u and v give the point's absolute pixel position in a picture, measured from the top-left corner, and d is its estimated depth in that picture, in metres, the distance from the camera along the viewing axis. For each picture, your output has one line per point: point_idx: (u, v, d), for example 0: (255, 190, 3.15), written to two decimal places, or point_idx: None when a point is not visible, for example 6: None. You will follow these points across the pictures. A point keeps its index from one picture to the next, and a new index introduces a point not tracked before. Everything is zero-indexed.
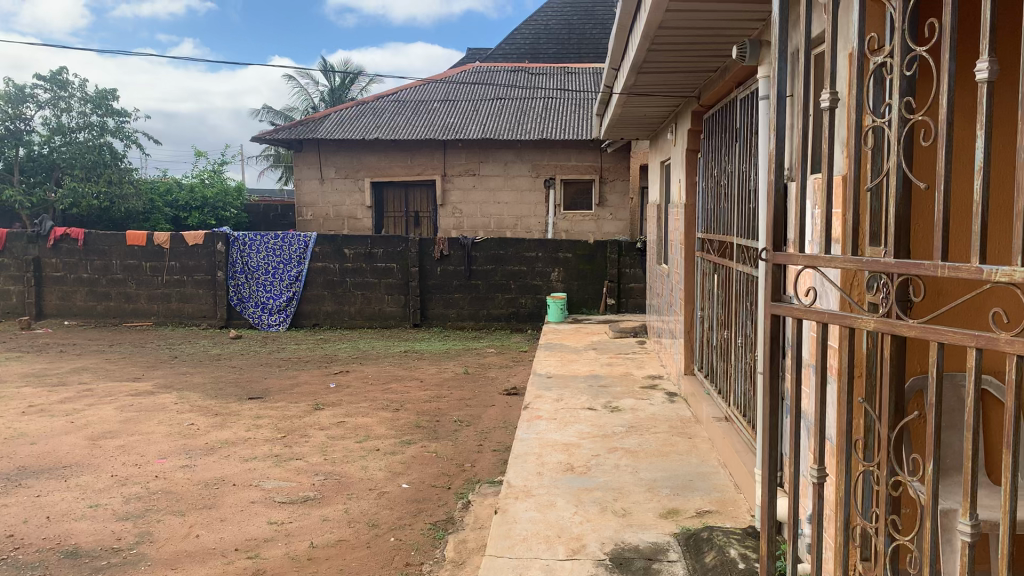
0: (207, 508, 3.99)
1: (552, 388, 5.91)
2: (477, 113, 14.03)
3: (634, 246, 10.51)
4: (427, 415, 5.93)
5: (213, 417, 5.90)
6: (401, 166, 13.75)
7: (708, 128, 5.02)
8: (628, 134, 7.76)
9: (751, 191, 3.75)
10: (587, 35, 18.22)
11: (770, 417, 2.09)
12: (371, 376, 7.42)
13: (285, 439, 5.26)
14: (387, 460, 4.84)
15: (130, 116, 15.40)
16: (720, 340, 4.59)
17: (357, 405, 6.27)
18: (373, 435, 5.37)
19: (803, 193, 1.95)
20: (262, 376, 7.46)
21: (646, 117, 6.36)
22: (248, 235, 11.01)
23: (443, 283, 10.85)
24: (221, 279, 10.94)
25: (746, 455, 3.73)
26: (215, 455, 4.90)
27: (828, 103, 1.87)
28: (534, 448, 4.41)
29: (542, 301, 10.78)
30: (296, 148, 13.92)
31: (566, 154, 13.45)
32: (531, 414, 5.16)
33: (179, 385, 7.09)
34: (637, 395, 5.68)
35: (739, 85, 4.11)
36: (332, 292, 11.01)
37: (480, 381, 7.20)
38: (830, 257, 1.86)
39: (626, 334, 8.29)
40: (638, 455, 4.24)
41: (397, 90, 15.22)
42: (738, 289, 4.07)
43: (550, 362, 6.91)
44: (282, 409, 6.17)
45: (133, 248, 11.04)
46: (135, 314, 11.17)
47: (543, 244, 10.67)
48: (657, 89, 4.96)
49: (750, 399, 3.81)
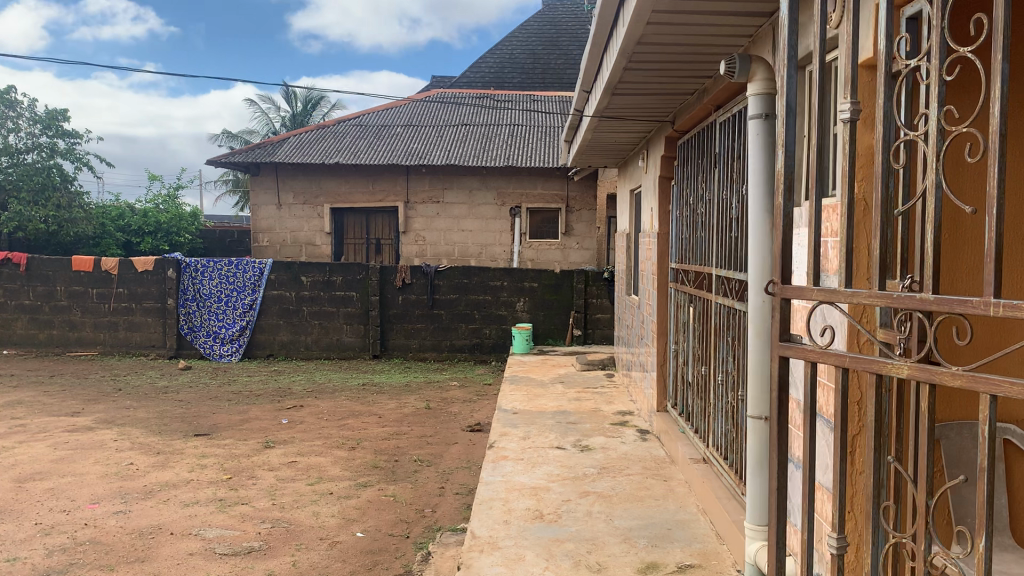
0: (139, 562, 3.61)
1: (519, 425, 5.61)
2: (441, 139, 13.81)
3: (601, 275, 10.29)
4: (385, 454, 5.59)
5: (154, 457, 5.49)
6: (362, 192, 13.44)
7: (682, 154, 4.82)
8: (596, 161, 7.57)
9: (733, 217, 3.54)
10: (551, 64, 18.18)
11: (777, 473, 1.82)
12: (326, 411, 7.05)
13: (231, 482, 4.88)
14: (340, 505, 4.49)
15: (81, 137, 14.93)
16: (697, 378, 4.35)
17: (310, 443, 5.91)
18: (326, 477, 5.02)
19: (817, 219, 1.71)
20: (211, 411, 7.05)
21: (618, 143, 6.17)
22: (201, 262, 10.60)
23: (404, 313, 10.54)
24: (172, 306, 10.49)
25: (726, 500, 3.48)
26: (153, 499, 4.51)
27: (847, 115, 1.64)
28: (499, 493, 4.11)
29: (506, 331, 10.49)
30: (253, 172, 13.53)
31: (532, 181, 13.26)
32: (496, 454, 4.86)
33: (121, 420, 6.66)
34: (607, 433, 5.40)
35: (718, 108, 3.92)
36: (288, 321, 10.61)
37: (442, 416, 6.88)
38: (851, 292, 1.61)
39: (593, 367, 8.04)
40: (612, 501, 3.95)
41: (358, 115, 14.95)
42: (717, 322, 3.84)
43: (515, 397, 6.61)
44: (229, 447, 5.79)
45: (79, 274, 10.57)
46: (79, 343, 10.66)
47: (508, 273, 10.40)
48: (631, 113, 4.76)
49: (733, 440, 3.56)
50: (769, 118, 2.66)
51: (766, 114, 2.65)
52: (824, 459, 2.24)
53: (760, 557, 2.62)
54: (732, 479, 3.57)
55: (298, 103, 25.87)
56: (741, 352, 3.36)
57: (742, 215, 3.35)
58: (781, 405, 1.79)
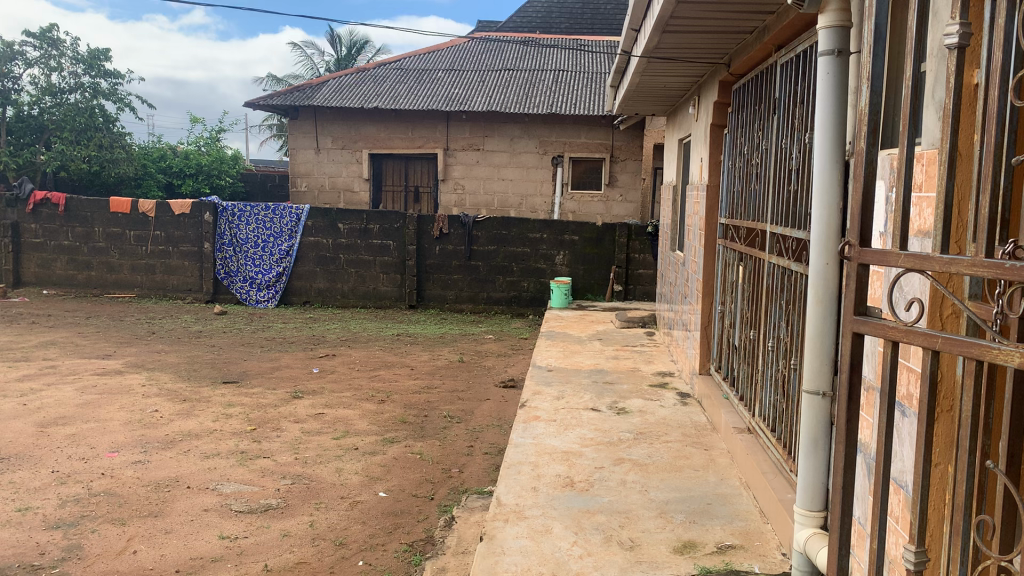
0: (152, 517, 3.48)
1: (553, 383, 5.38)
2: (484, 84, 13.45)
3: (644, 230, 9.94)
4: (414, 408, 5.41)
5: (180, 404, 5.39)
6: (401, 137, 13.16)
7: (736, 101, 4.49)
8: (643, 109, 7.20)
9: (792, 168, 3.23)
10: (600, 10, 17.55)
11: (843, 470, 1.55)
12: (358, 362, 6.91)
13: (255, 433, 4.74)
14: (364, 462, 4.32)
15: (123, 78, 14.85)
16: (745, 341, 4.06)
17: (338, 394, 5.76)
18: (353, 431, 4.85)
19: (908, 169, 1.40)
20: (241, 358, 6.95)
21: (667, 88, 5.81)
22: (237, 206, 10.48)
23: (441, 263, 10.33)
24: (208, 251, 10.42)
25: (771, 475, 3.22)
26: (173, 449, 4.39)
27: (955, 39, 1.30)
28: (529, 457, 3.89)
29: (545, 285, 10.24)
30: (291, 115, 13.33)
31: (577, 130, 12.87)
32: (527, 414, 4.64)
33: (151, 365, 6.58)
34: (645, 395, 5.14)
35: (780, 48, 3.60)
36: (324, 269, 10.48)
37: (476, 370, 6.69)
38: (950, 258, 1.32)
39: (633, 324, 7.76)
40: (648, 470, 3.72)
41: (400, 58, 14.62)
42: (770, 284, 3.55)
43: (551, 353, 6.39)
44: (256, 395, 5.66)
45: (117, 216, 10.53)
46: (117, 286, 10.66)
47: (548, 225, 10.11)
48: (683, 54, 4.43)
49: (782, 412, 3.29)
50: (842, 54, 2.34)
51: (838, 50, 2.34)
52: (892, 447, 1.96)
53: (810, 546, 2.37)
54: (779, 453, 3.31)
55: (343, 47, 25.56)
56: (796, 319, 3.08)
57: (804, 166, 3.04)
58: (852, 390, 1.53)
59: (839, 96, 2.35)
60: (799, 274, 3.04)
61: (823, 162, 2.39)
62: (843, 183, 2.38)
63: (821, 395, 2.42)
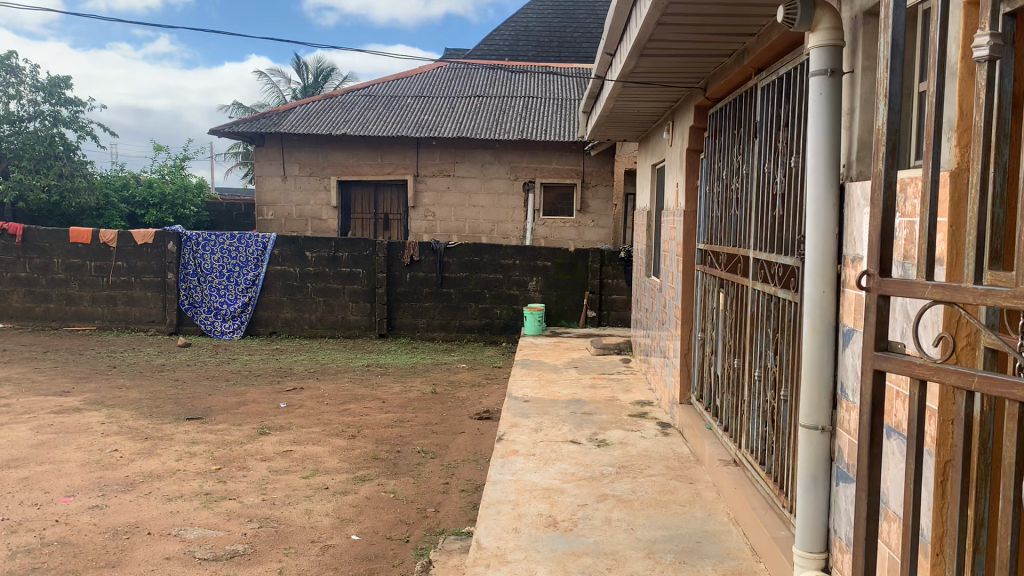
0: (110, 567, 3.27)
1: (530, 415, 5.23)
2: (453, 110, 13.38)
3: (617, 255, 9.87)
4: (387, 443, 5.23)
5: (141, 442, 5.16)
6: (370, 164, 13.03)
7: (713, 124, 4.43)
8: (615, 134, 7.14)
9: (776, 192, 3.15)
10: (567, 37, 17.63)
11: (866, 524, 1.44)
12: (327, 394, 6.70)
13: (220, 473, 4.53)
14: (335, 502, 4.13)
15: (84, 106, 14.58)
16: (728, 370, 3.96)
17: (307, 429, 5.56)
18: (323, 469, 4.67)
19: (932, 191, 1.32)
20: (206, 392, 6.71)
21: (640, 113, 5.75)
22: (202, 235, 10.25)
23: (412, 291, 10.16)
24: (172, 281, 10.16)
25: (761, 511, 3.09)
26: (133, 491, 4.17)
27: (985, 51, 1.24)
28: (509, 494, 3.73)
29: (518, 311, 10.11)
30: (257, 143, 13.14)
31: (547, 156, 12.84)
32: (505, 449, 4.49)
33: (111, 401, 6.32)
34: (625, 426, 5.02)
35: (760, 71, 3.54)
36: (291, 298, 10.26)
37: (450, 401, 6.52)
38: (985, 290, 1.23)
39: (609, 351, 7.64)
40: (633, 506, 3.58)
41: (368, 84, 14.51)
42: (755, 312, 3.46)
43: (527, 383, 6.24)
44: (222, 432, 5.44)
45: (76, 246, 10.24)
46: (77, 318, 10.35)
47: (521, 251, 10.01)
48: (659, 78, 4.36)
49: (772, 444, 3.18)
50: (834, 74, 2.26)
51: (830, 70, 2.25)
52: (897, 486, 1.84)
53: None
54: (769, 487, 3.19)
55: (310, 75, 25.50)
56: (785, 348, 2.99)
57: (789, 191, 2.96)
58: (874, 434, 1.43)
59: (832, 117, 2.26)
60: (788, 301, 2.96)
61: (816, 185, 2.29)
62: (838, 208, 2.29)
63: (820, 430, 2.32)
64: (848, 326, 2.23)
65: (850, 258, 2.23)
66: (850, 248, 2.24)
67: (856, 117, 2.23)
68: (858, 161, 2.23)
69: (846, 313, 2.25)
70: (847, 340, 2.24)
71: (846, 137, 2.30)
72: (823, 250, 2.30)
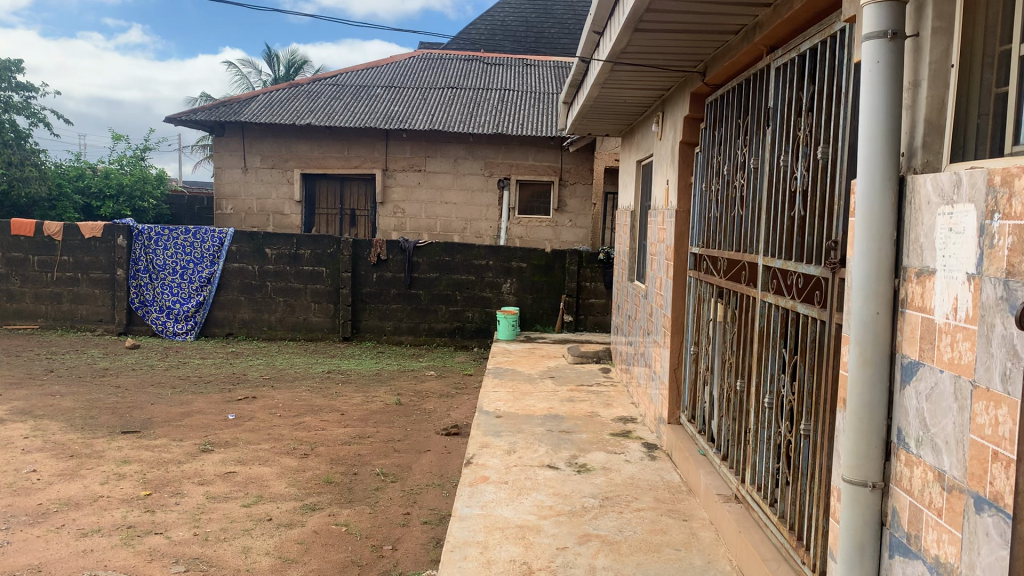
0: None
1: (503, 433, 4.73)
2: (424, 102, 12.84)
3: (595, 257, 9.39)
4: (343, 464, 4.71)
5: (65, 461, 4.59)
6: (336, 157, 12.44)
7: (711, 113, 3.97)
8: (598, 128, 6.65)
9: (795, 189, 2.69)
10: (545, 32, 17.14)
11: None
12: (281, 405, 6.15)
13: (149, 500, 3.98)
14: (277, 538, 3.60)
15: (36, 91, 13.83)
16: (729, 392, 3.48)
17: (256, 447, 5.02)
18: (268, 496, 4.13)
19: None
20: (148, 401, 6.13)
21: (627, 103, 5.25)
22: (154, 229, 9.64)
23: (378, 292, 9.63)
24: (121, 278, 9.54)
25: (773, 563, 2.61)
26: (43, 525, 3.60)
27: None
28: (477, 534, 3.23)
29: (491, 315, 9.61)
30: (217, 132, 12.52)
31: (523, 152, 12.36)
32: (474, 475, 3.99)
33: (40, 411, 5.73)
34: (608, 447, 4.52)
35: (773, 49, 3.07)
36: (249, 298, 9.69)
37: (415, 414, 6.00)
38: None
39: (587, 359, 7.16)
40: (621, 550, 3.09)
41: (335, 74, 13.92)
42: (765, 327, 2.98)
43: (499, 396, 5.72)
44: (159, 450, 4.89)
45: (19, 239, 9.57)
46: (18, 316, 9.70)
47: (494, 252, 9.50)
48: (653, 59, 3.88)
49: (788, 483, 2.72)
50: (896, 37, 1.78)
51: (892, 31, 1.77)
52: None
53: None
54: (783, 536, 2.71)
55: (281, 67, 25.00)
56: (805, 372, 2.54)
57: (816, 186, 2.51)
58: None
59: (894, 90, 1.78)
60: (810, 318, 2.51)
61: (864, 174, 1.82)
62: (898, 206, 1.81)
63: (870, 488, 1.84)
64: (912, 356, 1.75)
65: (914, 272, 1.75)
66: (913, 257, 1.76)
67: (923, 93, 1.76)
68: (924, 147, 1.76)
69: (905, 340, 1.78)
70: (907, 377, 1.76)
71: (908, 118, 1.81)
72: (876, 259, 1.81)
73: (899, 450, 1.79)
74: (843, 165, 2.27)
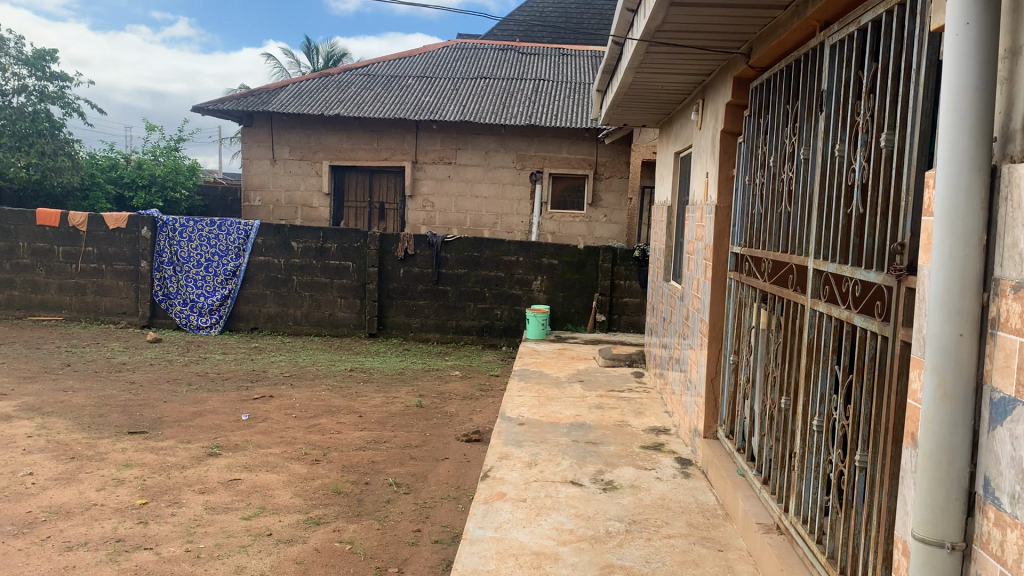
0: None
1: (525, 443, 4.43)
2: (457, 93, 12.56)
3: (630, 254, 9.02)
4: (354, 473, 4.44)
5: (64, 463, 4.38)
6: (365, 148, 12.22)
7: (755, 99, 3.62)
8: (633, 118, 6.29)
9: (853, 182, 2.34)
10: (584, 24, 16.72)
11: None
12: (297, 406, 5.90)
13: (144, 510, 3.74)
14: (275, 556, 3.33)
15: (71, 80, 13.81)
16: (772, 409, 3.13)
17: (265, 451, 4.77)
18: (271, 507, 3.87)
19: None
20: (161, 399, 5.92)
21: (663, 90, 4.90)
22: (179, 221, 9.49)
23: (405, 287, 9.37)
24: (145, 270, 9.41)
25: None
26: (27, 536, 3.38)
27: None
28: (486, 562, 2.92)
29: (520, 313, 9.30)
30: (245, 122, 12.36)
31: (557, 144, 12.00)
32: (490, 491, 3.68)
33: (50, 407, 5.56)
34: (638, 462, 4.18)
35: (826, 26, 2.72)
36: (274, 291, 9.49)
37: (436, 418, 5.71)
38: None
39: (619, 362, 6.82)
40: None
41: (367, 64, 13.70)
42: (815, 340, 2.62)
43: (523, 400, 5.41)
44: (164, 452, 4.66)
45: (44, 230, 9.49)
46: (43, 307, 9.63)
47: (525, 247, 9.18)
48: (691, 39, 3.54)
49: (840, 519, 2.37)
50: None
51: None
52: None
53: None
54: None
55: (319, 60, 24.86)
56: (862, 396, 2.19)
57: (877, 179, 2.16)
58: None
59: (987, 59, 1.43)
60: (869, 332, 2.16)
61: (946, 162, 1.48)
62: (989, 204, 1.46)
63: (947, 550, 1.50)
64: (1004, 391, 1.40)
65: (1011, 286, 1.39)
66: (1008, 267, 1.41)
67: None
68: None
69: (996, 369, 1.43)
70: (998, 415, 1.41)
71: (1004, 93, 1.46)
72: (961, 269, 1.46)
73: (986, 505, 1.45)
74: (913, 153, 1.91)
